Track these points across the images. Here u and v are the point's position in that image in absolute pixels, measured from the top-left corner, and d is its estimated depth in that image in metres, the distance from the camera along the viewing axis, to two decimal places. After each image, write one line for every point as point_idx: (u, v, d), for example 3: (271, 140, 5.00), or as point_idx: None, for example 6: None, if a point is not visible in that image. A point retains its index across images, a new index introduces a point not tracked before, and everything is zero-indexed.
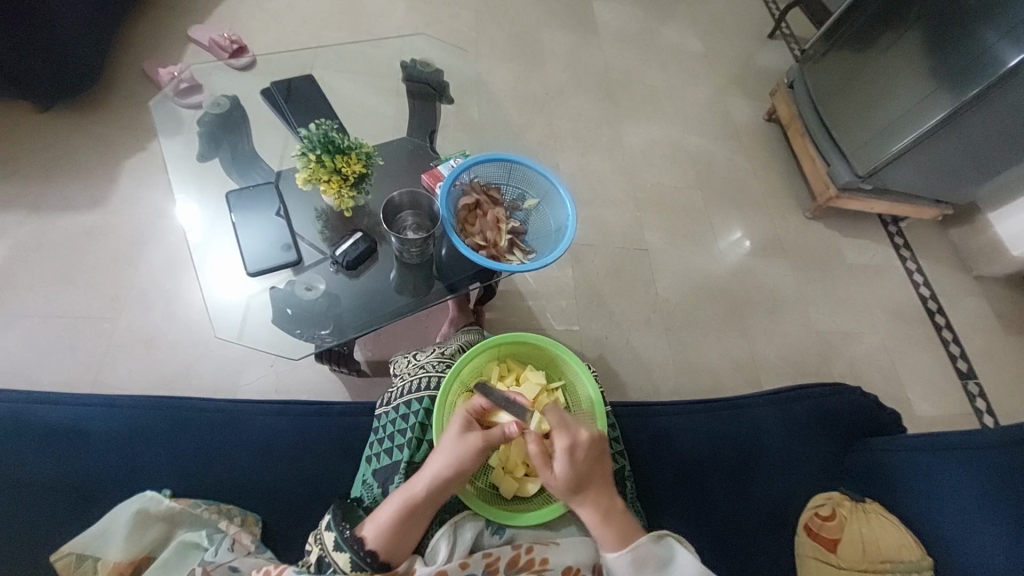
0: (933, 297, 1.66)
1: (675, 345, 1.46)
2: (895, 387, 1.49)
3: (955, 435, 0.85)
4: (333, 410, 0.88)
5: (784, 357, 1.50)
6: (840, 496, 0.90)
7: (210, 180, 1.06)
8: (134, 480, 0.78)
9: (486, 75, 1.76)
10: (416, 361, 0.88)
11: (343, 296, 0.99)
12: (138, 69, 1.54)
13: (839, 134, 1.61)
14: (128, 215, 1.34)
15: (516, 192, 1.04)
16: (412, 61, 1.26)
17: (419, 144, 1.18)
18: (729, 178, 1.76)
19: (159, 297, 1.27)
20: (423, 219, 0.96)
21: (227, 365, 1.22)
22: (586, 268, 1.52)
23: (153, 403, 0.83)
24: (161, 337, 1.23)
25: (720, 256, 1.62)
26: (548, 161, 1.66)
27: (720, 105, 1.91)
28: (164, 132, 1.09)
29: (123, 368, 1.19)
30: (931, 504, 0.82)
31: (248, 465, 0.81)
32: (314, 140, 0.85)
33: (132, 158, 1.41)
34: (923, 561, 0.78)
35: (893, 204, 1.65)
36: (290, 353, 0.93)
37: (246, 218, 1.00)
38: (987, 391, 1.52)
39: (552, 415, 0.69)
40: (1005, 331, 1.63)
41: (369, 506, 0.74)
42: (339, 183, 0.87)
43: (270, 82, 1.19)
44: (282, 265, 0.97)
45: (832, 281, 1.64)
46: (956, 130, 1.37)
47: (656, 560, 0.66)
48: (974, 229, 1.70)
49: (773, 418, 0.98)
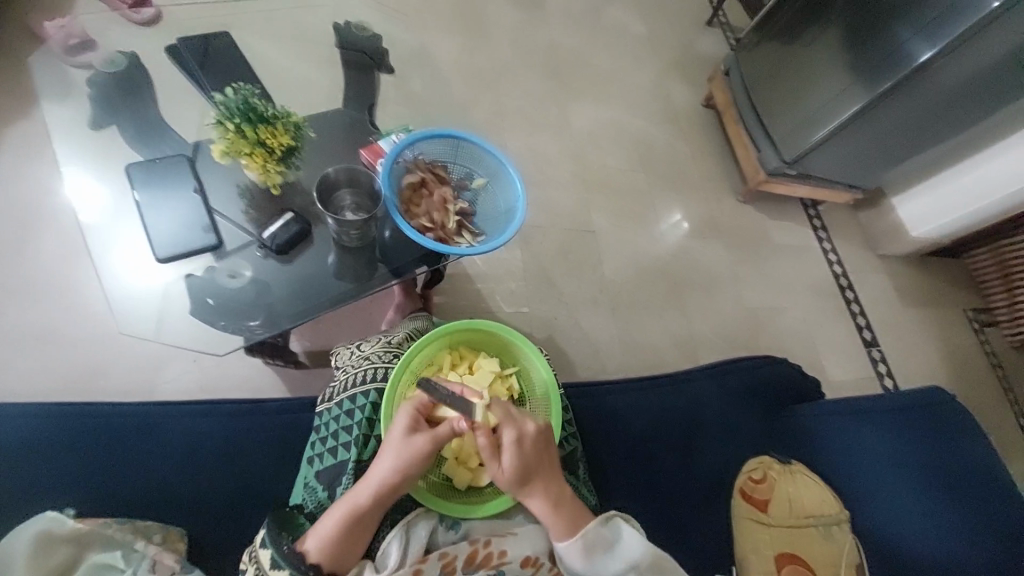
0: (845, 275, 1.82)
1: (621, 324, 1.50)
2: (814, 356, 1.64)
3: (869, 401, 0.93)
4: (269, 407, 0.82)
5: (719, 332, 1.59)
6: (769, 459, 0.96)
7: (108, 151, 0.92)
8: (28, 501, 0.67)
9: (429, 46, 1.66)
10: (360, 351, 0.83)
11: (275, 283, 0.90)
12: (8, 16, 1.29)
13: (769, 121, 1.69)
14: (4, 191, 1.14)
15: (463, 170, 0.99)
16: (346, 23, 1.16)
17: (356, 117, 1.09)
18: (671, 161, 1.81)
19: (49, 287, 1.09)
20: (364, 198, 0.90)
21: (140, 362, 1.08)
22: (535, 249, 1.50)
23: (46, 412, 0.72)
24: (56, 332, 1.07)
25: (663, 237, 1.67)
26: (496, 139, 1.61)
27: (662, 89, 1.95)
28: (46, 95, 0.94)
29: (8, 369, 1.02)
30: (848, 464, 0.91)
31: (171, 474, 0.73)
32: (231, 107, 0.75)
33: (7, 121, 1.20)
34: (839, 514, 0.87)
35: (814, 188, 1.78)
36: (213, 348, 0.84)
37: (155, 199, 0.88)
38: (888, 357, 1.71)
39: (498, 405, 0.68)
40: (903, 304, 1.82)
41: (313, 511, 0.70)
42: (264, 157, 0.78)
43: (178, 38, 1.03)
44: (199, 249, 0.87)
45: (762, 261, 1.75)
46: (870, 120, 1.49)
47: (605, 541, 0.67)
48: (880, 212, 1.88)
49: (714, 392, 1.03)
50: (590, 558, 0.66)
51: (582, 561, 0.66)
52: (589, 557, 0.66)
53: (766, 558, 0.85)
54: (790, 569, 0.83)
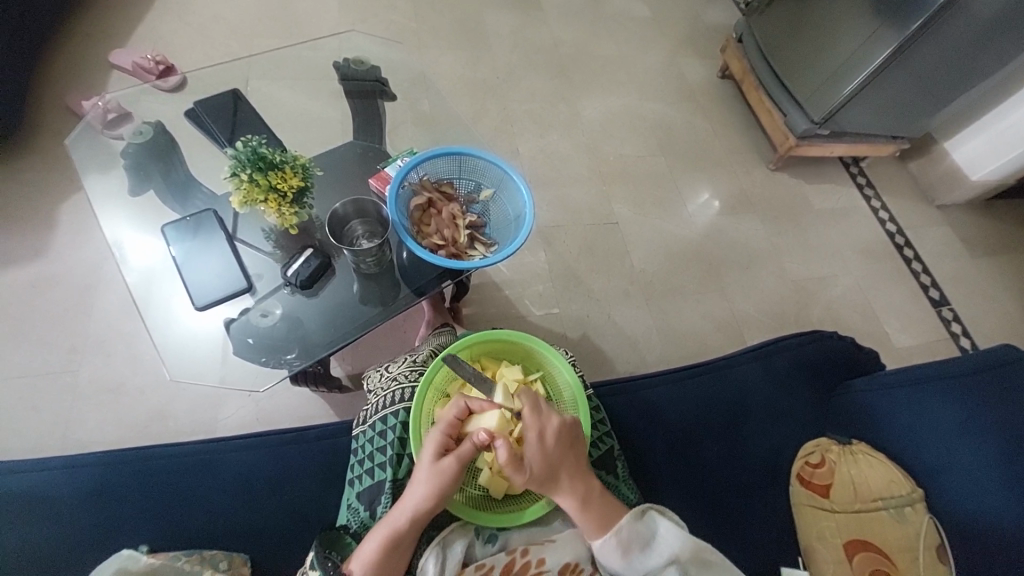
0: (900, 232, 1.68)
1: (656, 314, 1.46)
2: (873, 323, 1.52)
3: (931, 367, 0.86)
4: (310, 435, 0.86)
5: (764, 310, 1.51)
6: (828, 441, 0.91)
7: (151, 214, 1.01)
8: (109, 540, 0.74)
9: (432, 66, 1.70)
10: (389, 373, 0.87)
11: (306, 317, 0.96)
12: (62, 105, 1.45)
13: (791, 82, 1.59)
14: (75, 261, 1.27)
15: (470, 184, 1.01)
16: (344, 61, 1.20)
17: (371, 147, 1.13)
18: (691, 140, 1.75)
19: (119, 342, 1.21)
20: (374, 224, 0.93)
21: (203, 402, 1.18)
22: (559, 249, 1.50)
23: (118, 457, 0.80)
24: (129, 382, 1.17)
25: (691, 219, 1.61)
26: (507, 146, 1.62)
27: (673, 68, 1.89)
28: (90, 171, 1.03)
29: (92, 421, 1.13)
30: (915, 438, 0.83)
31: (229, 505, 0.78)
32: (242, 159, 0.81)
33: (69, 200, 1.34)
34: (914, 494, 0.79)
35: (851, 145, 1.66)
36: (252, 384, 0.90)
37: (187, 253, 0.94)
38: (961, 315, 1.56)
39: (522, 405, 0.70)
40: (971, 255, 1.66)
41: (358, 531, 0.73)
42: (278, 201, 0.83)
43: (194, 101, 1.12)
44: (234, 294, 0.93)
45: (802, 230, 1.65)
46: (903, 64, 1.37)
47: (641, 537, 0.66)
48: (932, 159, 1.74)
49: (756, 375, 0.98)
50: (627, 556, 0.65)
51: (618, 558, 0.65)
52: (626, 553, 0.65)
53: (834, 547, 0.79)
54: (863, 558, 0.76)
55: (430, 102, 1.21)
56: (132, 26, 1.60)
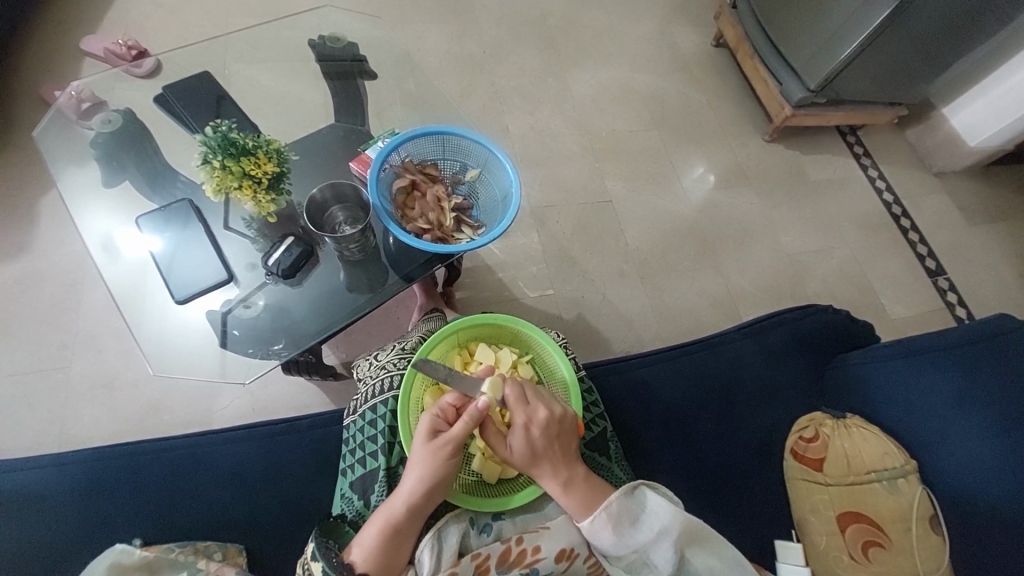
0: (897, 202, 1.66)
1: (652, 293, 1.44)
2: (869, 295, 1.51)
3: (927, 338, 0.85)
4: (302, 424, 0.86)
5: (759, 285, 1.49)
6: (822, 415, 0.90)
7: (128, 206, 0.98)
8: (102, 537, 0.74)
9: (417, 43, 1.64)
10: (378, 361, 0.86)
11: (292, 307, 0.94)
12: (34, 95, 1.40)
13: (786, 50, 1.54)
14: (58, 256, 1.24)
15: (455, 164, 0.98)
16: (320, 38, 1.15)
17: (354, 129, 1.10)
18: (685, 113, 1.71)
19: (109, 338, 1.19)
20: (355, 209, 0.90)
21: (198, 394, 1.17)
22: (552, 229, 1.47)
23: (106, 453, 0.79)
24: (120, 376, 1.16)
25: (686, 194, 1.58)
26: (496, 124, 1.58)
27: (666, 37, 1.83)
28: (65, 161, 1.00)
29: (86, 418, 1.12)
30: (910, 408, 0.83)
31: (222, 495, 0.78)
32: (213, 146, 0.78)
33: (48, 194, 1.30)
34: (908, 466, 0.79)
35: (849, 114, 1.62)
36: (242, 376, 0.89)
37: (170, 246, 0.93)
38: (957, 285, 1.55)
39: (510, 395, 0.69)
40: (968, 223, 1.64)
41: (353, 520, 0.73)
42: (253, 187, 0.80)
43: (163, 86, 1.07)
44: (217, 285, 0.92)
45: (798, 202, 1.62)
46: (902, 26, 1.32)
47: (630, 512, 0.66)
48: (930, 126, 1.70)
49: (749, 351, 0.97)
50: (619, 531, 0.65)
51: (609, 533, 0.65)
52: (617, 528, 0.65)
53: (827, 519, 0.80)
54: (855, 529, 0.77)
55: (415, 80, 1.17)
56: (102, 8, 1.53)
